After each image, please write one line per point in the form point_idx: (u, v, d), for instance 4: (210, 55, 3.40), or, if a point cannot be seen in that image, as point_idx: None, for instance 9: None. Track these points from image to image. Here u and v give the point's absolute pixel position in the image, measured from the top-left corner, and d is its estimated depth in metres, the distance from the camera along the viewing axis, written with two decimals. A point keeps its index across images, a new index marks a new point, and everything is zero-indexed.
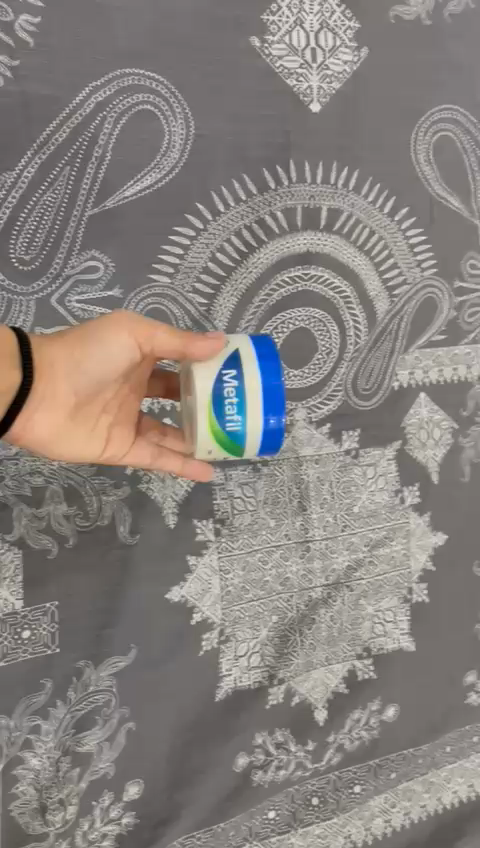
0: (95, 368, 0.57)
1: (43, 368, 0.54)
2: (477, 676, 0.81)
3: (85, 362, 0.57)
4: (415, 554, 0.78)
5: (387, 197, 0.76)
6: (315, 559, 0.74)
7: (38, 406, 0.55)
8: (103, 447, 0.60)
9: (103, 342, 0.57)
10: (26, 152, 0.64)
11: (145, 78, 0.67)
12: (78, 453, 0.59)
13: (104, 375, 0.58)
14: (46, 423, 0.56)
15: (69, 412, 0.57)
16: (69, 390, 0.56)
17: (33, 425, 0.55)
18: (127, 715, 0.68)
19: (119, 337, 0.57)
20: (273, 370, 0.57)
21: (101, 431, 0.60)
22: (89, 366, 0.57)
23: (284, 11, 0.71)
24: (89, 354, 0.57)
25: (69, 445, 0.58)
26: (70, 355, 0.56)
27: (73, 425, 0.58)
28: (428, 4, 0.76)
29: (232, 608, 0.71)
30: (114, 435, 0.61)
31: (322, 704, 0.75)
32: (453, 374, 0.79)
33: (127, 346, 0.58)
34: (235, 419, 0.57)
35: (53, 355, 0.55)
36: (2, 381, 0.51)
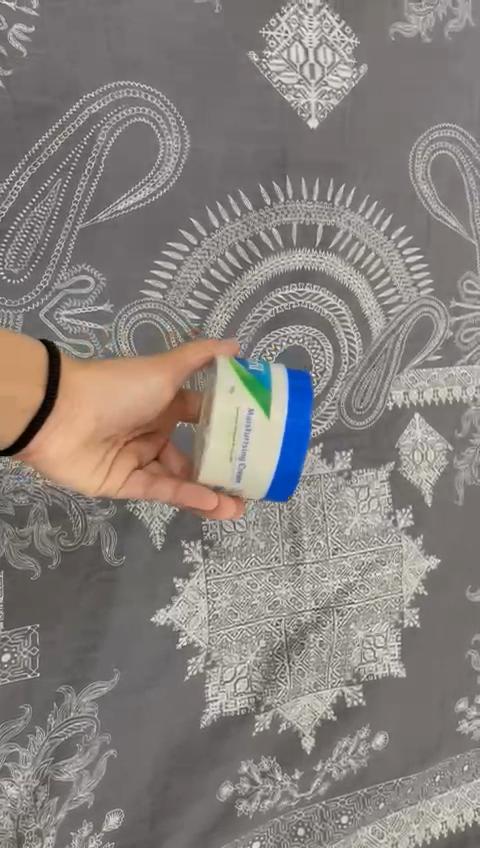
0: (121, 404, 0.57)
1: (70, 389, 0.53)
2: (468, 703, 0.80)
3: (112, 395, 0.56)
4: (406, 579, 0.76)
5: (384, 215, 0.75)
6: (305, 583, 0.73)
7: (57, 426, 0.53)
8: (109, 480, 0.60)
9: (131, 378, 0.57)
10: (16, 164, 0.62)
11: (140, 90, 0.66)
12: (84, 481, 0.58)
13: (125, 412, 0.58)
14: (62, 447, 0.54)
15: (86, 442, 0.56)
16: (91, 418, 0.55)
17: (48, 446, 0.53)
18: (108, 742, 0.66)
19: (148, 374, 0.58)
20: (298, 405, 0.54)
21: (109, 465, 0.60)
22: (116, 400, 0.56)
23: (283, 26, 0.70)
24: (117, 388, 0.57)
25: (78, 472, 0.57)
26: (99, 384, 0.56)
27: (85, 453, 0.57)
28: (429, 21, 0.76)
29: (219, 632, 0.69)
30: (121, 470, 0.61)
31: (309, 732, 0.73)
32: (448, 395, 0.78)
33: (153, 386, 0.58)
34: (257, 368, 0.55)
35: (83, 380, 0.55)
36: (23, 398, 0.49)
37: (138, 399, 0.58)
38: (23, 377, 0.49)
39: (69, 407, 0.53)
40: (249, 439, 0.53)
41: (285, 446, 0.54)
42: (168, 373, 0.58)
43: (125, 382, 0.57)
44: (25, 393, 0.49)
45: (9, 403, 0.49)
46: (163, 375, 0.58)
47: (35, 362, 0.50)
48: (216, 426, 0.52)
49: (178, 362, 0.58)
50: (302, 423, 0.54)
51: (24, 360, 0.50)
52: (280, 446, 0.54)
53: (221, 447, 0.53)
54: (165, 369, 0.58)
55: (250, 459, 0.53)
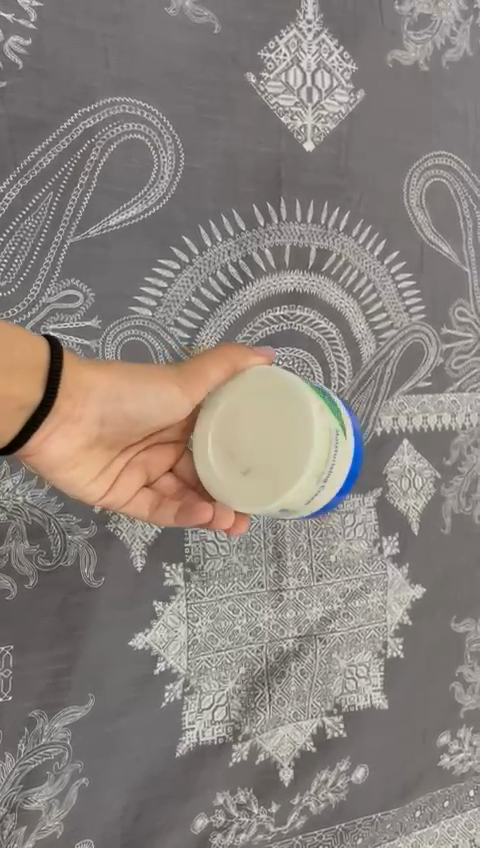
0: (128, 412, 0.55)
1: (74, 390, 0.52)
2: (450, 737, 0.78)
3: (120, 403, 0.55)
4: (391, 609, 0.75)
5: (377, 240, 0.74)
6: (288, 610, 0.71)
7: (54, 429, 0.52)
8: (106, 491, 0.59)
9: (145, 387, 0.55)
10: (8, 175, 0.62)
11: (136, 107, 0.65)
12: (81, 489, 0.58)
13: (132, 421, 0.56)
14: (59, 451, 0.54)
15: (84, 447, 0.55)
16: (92, 421, 0.54)
17: (45, 448, 0.53)
18: (80, 770, 0.64)
19: (162, 386, 0.56)
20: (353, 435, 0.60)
21: (109, 472, 0.59)
22: (124, 407, 0.55)
23: (281, 49, 0.70)
24: (129, 395, 0.55)
25: (74, 479, 0.57)
26: (109, 388, 0.54)
27: (84, 460, 0.56)
28: (427, 50, 0.76)
29: (198, 659, 0.68)
30: (121, 479, 0.60)
31: (288, 764, 0.71)
32: (437, 422, 0.77)
33: (167, 401, 0.56)
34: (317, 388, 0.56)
35: (92, 382, 0.53)
36: (22, 394, 0.49)
37: (146, 412, 0.56)
38: (20, 373, 0.48)
39: (71, 410, 0.52)
40: (334, 457, 0.54)
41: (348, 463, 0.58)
42: (185, 390, 0.56)
43: (137, 392, 0.55)
44: (23, 389, 0.49)
45: (8, 401, 0.48)
46: (179, 390, 0.56)
47: (34, 360, 0.49)
48: (316, 447, 0.52)
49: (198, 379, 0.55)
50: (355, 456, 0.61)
51: (22, 359, 0.49)
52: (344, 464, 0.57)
53: (317, 469, 0.53)
54: (183, 385, 0.56)
55: (331, 476, 0.55)
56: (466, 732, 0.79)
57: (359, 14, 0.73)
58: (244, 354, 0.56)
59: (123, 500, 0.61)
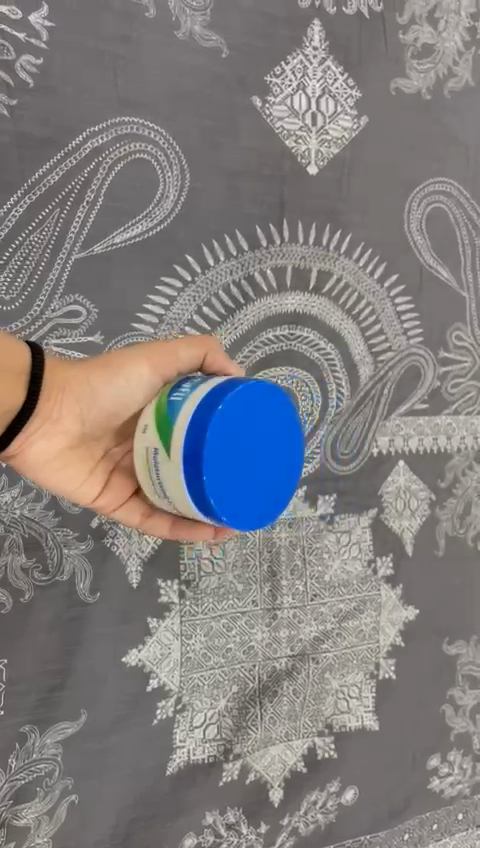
0: (106, 402, 0.56)
1: (54, 391, 0.53)
2: (440, 760, 0.79)
3: (98, 395, 0.55)
4: (384, 629, 0.76)
5: (377, 263, 0.75)
6: (282, 629, 0.71)
7: (36, 431, 0.53)
8: (100, 490, 0.59)
9: (117, 374, 0.55)
10: (15, 191, 0.62)
11: (144, 127, 0.66)
12: (74, 491, 0.58)
13: (115, 412, 0.56)
14: (44, 452, 0.55)
15: (69, 445, 0.56)
16: (75, 419, 0.55)
17: (30, 450, 0.54)
18: (70, 787, 0.64)
19: (137, 365, 0.55)
20: (202, 414, 0.47)
21: (100, 472, 0.59)
22: (101, 397, 0.55)
23: (287, 75, 0.71)
24: (104, 385, 0.55)
25: (64, 480, 0.57)
26: (86, 382, 0.55)
27: (72, 460, 0.57)
28: (430, 79, 0.77)
29: (191, 676, 0.68)
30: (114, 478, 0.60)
31: (278, 784, 0.71)
32: (433, 443, 0.78)
33: (143, 380, 0.56)
34: (180, 394, 0.50)
35: (71, 377, 0.54)
36: (7, 400, 0.49)
37: (128, 394, 0.56)
38: (6, 379, 0.49)
39: (53, 410, 0.53)
40: (160, 477, 0.50)
41: (186, 459, 0.47)
42: (157, 365, 0.56)
43: (110, 377, 0.55)
44: (8, 395, 0.49)
45: None
46: (150, 371, 0.55)
47: (17, 362, 0.50)
48: (143, 475, 0.52)
49: (167, 355, 0.56)
50: (199, 436, 0.46)
51: (6, 362, 0.49)
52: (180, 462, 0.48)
53: (152, 490, 0.52)
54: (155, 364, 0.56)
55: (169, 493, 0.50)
56: (456, 755, 0.80)
57: (365, 42, 0.74)
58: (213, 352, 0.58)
59: (116, 501, 0.60)
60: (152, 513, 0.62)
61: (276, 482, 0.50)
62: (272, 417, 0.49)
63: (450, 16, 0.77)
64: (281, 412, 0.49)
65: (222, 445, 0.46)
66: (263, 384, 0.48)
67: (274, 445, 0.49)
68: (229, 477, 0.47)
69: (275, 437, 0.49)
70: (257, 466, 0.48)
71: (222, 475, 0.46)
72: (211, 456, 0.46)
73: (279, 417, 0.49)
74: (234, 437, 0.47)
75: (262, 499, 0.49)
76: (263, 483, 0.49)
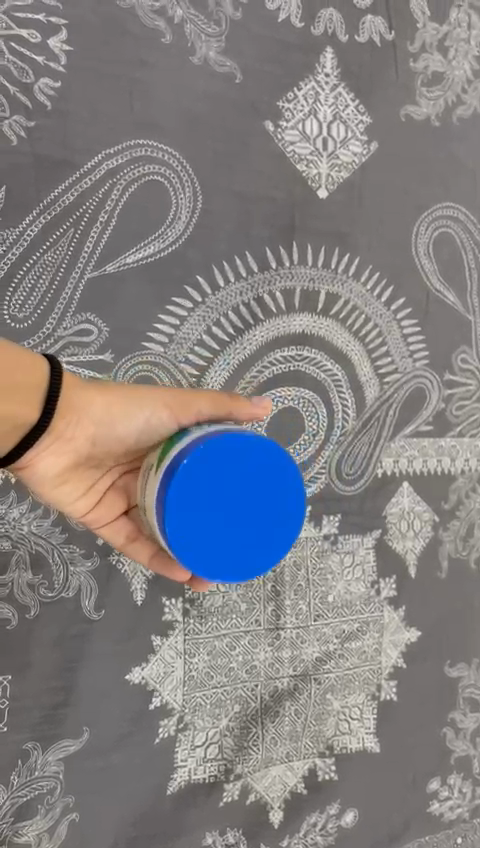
0: (120, 432, 0.56)
1: (70, 412, 0.53)
2: (440, 783, 0.79)
3: (110, 419, 0.56)
4: (386, 650, 0.76)
5: (384, 287, 0.76)
6: (284, 649, 0.72)
7: (48, 447, 0.54)
8: (94, 509, 0.59)
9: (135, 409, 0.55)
10: (31, 212, 0.63)
11: (158, 149, 0.66)
12: (67, 505, 0.58)
13: (126, 443, 0.57)
14: (48, 465, 0.55)
15: (74, 462, 0.56)
16: (85, 441, 0.56)
17: (35, 461, 0.54)
18: (71, 804, 0.64)
19: (157, 406, 0.56)
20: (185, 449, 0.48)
21: (97, 491, 0.59)
22: (116, 427, 0.56)
23: (300, 100, 0.72)
24: (121, 416, 0.56)
25: (61, 493, 0.57)
26: (105, 409, 0.55)
27: (78, 482, 0.58)
28: (439, 105, 0.78)
29: (194, 695, 0.68)
30: (110, 500, 0.60)
31: (278, 805, 0.72)
32: (437, 465, 0.78)
33: (158, 421, 0.56)
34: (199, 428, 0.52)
35: (91, 401, 0.54)
36: (22, 413, 0.50)
37: (139, 429, 0.56)
38: (21, 393, 0.50)
39: (64, 426, 0.53)
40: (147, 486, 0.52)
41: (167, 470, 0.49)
42: (176, 411, 0.55)
43: (129, 411, 0.55)
44: (23, 408, 0.50)
45: (9, 419, 0.50)
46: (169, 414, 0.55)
47: (34, 378, 0.51)
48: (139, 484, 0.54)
49: (188, 406, 0.55)
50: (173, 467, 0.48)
51: (23, 377, 0.50)
52: (162, 471, 0.50)
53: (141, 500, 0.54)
54: (176, 410, 0.55)
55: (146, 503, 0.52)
56: (456, 779, 0.80)
57: (376, 69, 0.75)
58: (239, 409, 0.56)
59: (107, 522, 0.61)
60: (138, 539, 0.62)
61: (254, 542, 0.48)
62: (259, 477, 0.48)
63: (460, 44, 0.78)
64: (274, 484, 0.48)
65: (192, 485, 0.47)
66: (259, 443, 0.48)
67: (257, 503, 0.48)
68: (194, 518, 0.47)
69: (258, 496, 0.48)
70: (230, 519, 0.47)
71: (186, 513, 0.47)
72: (180, 489, 0.47)
73: (268, 480, 0.48)
74: (206, 480, 0.47)
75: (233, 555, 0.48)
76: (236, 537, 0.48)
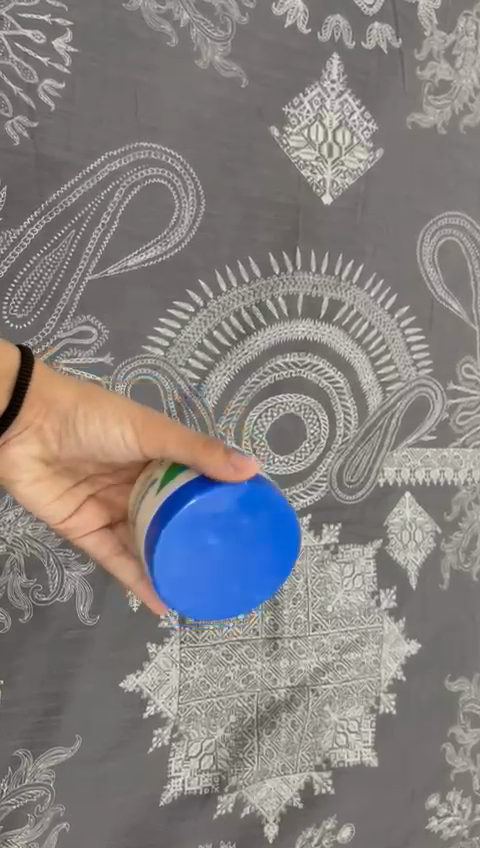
0: (87, 441, 0.51)
1: (37, 407, 0.50)
2: (439, 800, 0.78)
3: (79, 429, 0.50)
4: (385, 663, 0.75)
5: (388, 295, 0.76)
6: (282, 659, 0.71)
7: (14, 440, 0.51)
8: (68, 517, 0.56)
9: (103, 420, 0.49)
10: (32, 212, 0.62)
11: (162, 152, 0.66)
12: (39, 509, 0.56)
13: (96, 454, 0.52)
14: (17, 465, 0.52)
15: (46, 463, 0.53)
16: (54, 440, 0.52)
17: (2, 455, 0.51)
18: (61, 814, 0.63)
19: (123, 422, 0.49)
20: (193, 482, 0.44)
21: (73, 498, 0.56)
22: (83, 434, 0.51)
23: (305, 106, 0.72)
24: (88, 424, 0.50)
25: (30, 496, 0.54)
26: (73, 412, 0.50)
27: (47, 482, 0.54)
28: (446, 114, 0.77)
29: (188, 705, 0.67)
30: (87, 509, 0.56)
31: (273, 818, 0.71)
32: (440, 475, 0.77)
33: (124, 438, 0.49)
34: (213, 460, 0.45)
35: (59, 400, 0.50)
36: None
37: (107, 440, 0.50)
38: None
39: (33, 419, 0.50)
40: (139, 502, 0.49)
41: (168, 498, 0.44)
42: (140, 436, 0.49)
43: (95, 419, 0.50)
44: None
45: None
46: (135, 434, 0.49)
47: (4, 365, 0.48)
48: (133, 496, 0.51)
49: (156, 431, 0.48)
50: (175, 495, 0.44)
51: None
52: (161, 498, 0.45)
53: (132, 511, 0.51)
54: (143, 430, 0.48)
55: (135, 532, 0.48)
56: (455, 795, 0.78)
57: (383, 75, 0.75)
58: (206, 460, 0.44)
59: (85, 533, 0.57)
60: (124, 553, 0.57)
61: (242, 589, 0.45)
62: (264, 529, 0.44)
63: (467, 54, 0.78)
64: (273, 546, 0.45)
65: (194, 523, 0.43)
66: (271, 492, 0.44)
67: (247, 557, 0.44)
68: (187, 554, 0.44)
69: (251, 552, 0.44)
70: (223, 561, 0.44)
71: (181, 547, 0.43)
72: (178, 522, 0.43)
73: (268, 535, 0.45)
74: (205, 520, 0.43)
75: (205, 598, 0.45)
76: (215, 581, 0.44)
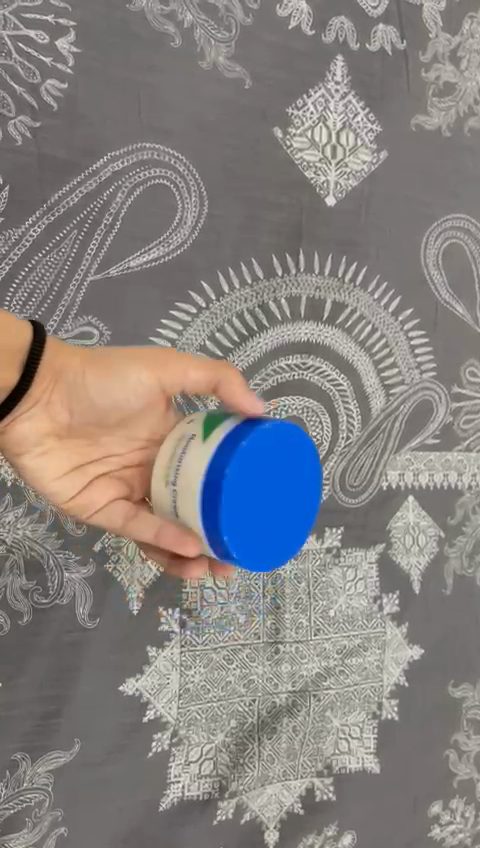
0: (99, 400, 0.52)
1: (48, 375, 0.50)
2: (442, 807, 0.77)
3: (90, 389, 0.52)
4: (388, 668, 0.74)
5: (392, 297, 0.75)
6: (283, 663, 0.70)
7: (26, 410, 0.51)
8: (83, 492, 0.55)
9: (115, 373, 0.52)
10: (34, 212, 0.62)
11: (165, 153, 0.66)
12: (52, 486, 0.54)
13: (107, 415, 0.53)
14: (28, 440, 0.52)
15: (58, 437, 0.53)
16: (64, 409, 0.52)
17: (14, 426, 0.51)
18: (59, 819, 0.63)
19: (139, 370, 0.52)
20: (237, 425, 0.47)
21: (86, 474, 0.55)
22: (95, 393, 0.52)
23: (309, 107, 0.71)
24: (100, 382, 0.52)
25: (44, 473, 0.54)
26: (83, 375, 0.51)
27: (58, 456, 0.54)
28: (450, 116, 0.77)
29: (188, 709, 0.66)
30: (101, 482, 0.56)
31: (274, 825, 0.70)
32: (444, 479, 0.77)
33: (141, 383, 0.52)
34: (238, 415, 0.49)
35: (69, 366, 0.51)
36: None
37: (121, 393, 0.52)
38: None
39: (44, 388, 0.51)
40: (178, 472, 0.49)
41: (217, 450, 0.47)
42: (161, 378, 0.52)
43: (108, 376, 0.52)
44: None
45: None
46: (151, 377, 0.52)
47: (15, 340, 0.49)
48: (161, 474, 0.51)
49: (174, 366, 0.52)
50: (225, 447, 0.46)
51: (2, 339, 0.48)
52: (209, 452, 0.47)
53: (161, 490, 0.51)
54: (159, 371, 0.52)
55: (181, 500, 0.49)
56: (458, 803, 0.77)
57: (387, 77, 0.74)
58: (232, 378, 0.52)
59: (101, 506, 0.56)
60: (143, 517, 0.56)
61: (290, 527, 0.48)
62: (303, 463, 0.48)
63: (472, 56, 0.77)
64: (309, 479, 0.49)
65: (250, 465, 0.46)
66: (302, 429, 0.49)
67: (292, 503, 0.48)
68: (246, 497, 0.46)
69: (295, 497, 0.48)
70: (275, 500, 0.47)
71: (241, 490, 0.46)
72: (238, 464, 0.46)
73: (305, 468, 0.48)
74: (259, 460, 0.46)
75: (259, 544, 0.47)
76: (269, 526, 0.47)
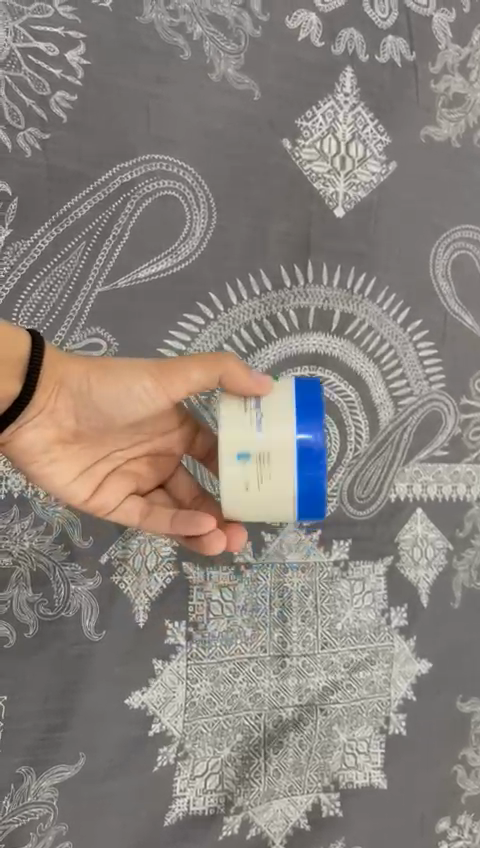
0: (103, 405, 0.52)
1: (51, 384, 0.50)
2: (449, 823, 0.75)
3: (94, 395, 0.52)
4: (395, 683, 0.73)
5: (401, 308, 0.74)
6: (290, 677, 0.69)
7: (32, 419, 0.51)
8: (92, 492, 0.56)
9: (118, 379, 0.51)
10: (42, 223, 0.63)
11: (174, 165, 0.66)
12: (61, 487, 0.55)
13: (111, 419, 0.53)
14: (34, 448, 0.52)
15: (64, 443, 0.53)
16: (68, 416, 0.52)
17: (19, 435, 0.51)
18: (63, 833, 0.62)
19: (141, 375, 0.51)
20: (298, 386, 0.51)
21: (95, 474, 0.56)
22: (100, 398, 0.52)
23: (318, 118, 0.71)
24: (104, 387, 0.51)
25: (53, 477, 0.54)
26: (86, 382, 0.51)
27: (66, 459, 0.54)
28: (460, 127, 0.76)
29: (195, 722, 0.66)
30: (110, 480, 0.56)
31: (280, 841, 0.69)
32: (452, 491, 0.75)
33: (145, 388, 0.52)
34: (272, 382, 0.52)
35: (71, 374, 0.51)
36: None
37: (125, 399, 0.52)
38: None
39: (47, 397, 0.50)
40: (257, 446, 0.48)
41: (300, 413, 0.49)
42: (164, 383, 0.52)
43: (111, 382, 0.51)
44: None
45: None
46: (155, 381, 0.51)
47: (14, 350, 0.49)
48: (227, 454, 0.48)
49: (177, 368, 0.51)
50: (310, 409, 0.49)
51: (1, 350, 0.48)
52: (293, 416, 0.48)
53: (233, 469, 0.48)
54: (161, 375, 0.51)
55: (263, 469, 0.48)
56: (466, 819, 0.75)
57: (397, 87, 0.74)
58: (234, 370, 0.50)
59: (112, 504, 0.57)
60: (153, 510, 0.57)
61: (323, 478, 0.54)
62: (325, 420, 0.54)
63: None
64: None
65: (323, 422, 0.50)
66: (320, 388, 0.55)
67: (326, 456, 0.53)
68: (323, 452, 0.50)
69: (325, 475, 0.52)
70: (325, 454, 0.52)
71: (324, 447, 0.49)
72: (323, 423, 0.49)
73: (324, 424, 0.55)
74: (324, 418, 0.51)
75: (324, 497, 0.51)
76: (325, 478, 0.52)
